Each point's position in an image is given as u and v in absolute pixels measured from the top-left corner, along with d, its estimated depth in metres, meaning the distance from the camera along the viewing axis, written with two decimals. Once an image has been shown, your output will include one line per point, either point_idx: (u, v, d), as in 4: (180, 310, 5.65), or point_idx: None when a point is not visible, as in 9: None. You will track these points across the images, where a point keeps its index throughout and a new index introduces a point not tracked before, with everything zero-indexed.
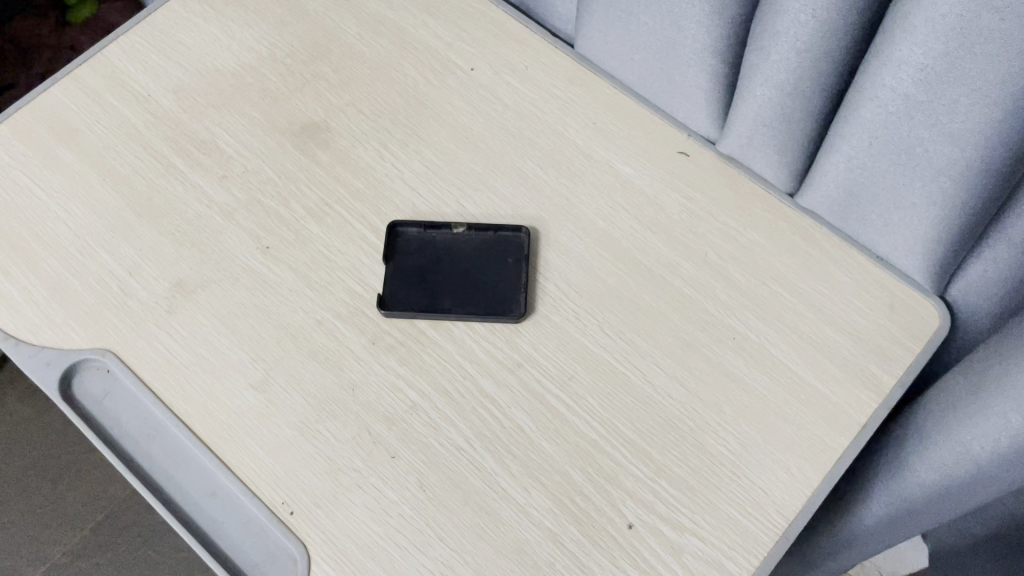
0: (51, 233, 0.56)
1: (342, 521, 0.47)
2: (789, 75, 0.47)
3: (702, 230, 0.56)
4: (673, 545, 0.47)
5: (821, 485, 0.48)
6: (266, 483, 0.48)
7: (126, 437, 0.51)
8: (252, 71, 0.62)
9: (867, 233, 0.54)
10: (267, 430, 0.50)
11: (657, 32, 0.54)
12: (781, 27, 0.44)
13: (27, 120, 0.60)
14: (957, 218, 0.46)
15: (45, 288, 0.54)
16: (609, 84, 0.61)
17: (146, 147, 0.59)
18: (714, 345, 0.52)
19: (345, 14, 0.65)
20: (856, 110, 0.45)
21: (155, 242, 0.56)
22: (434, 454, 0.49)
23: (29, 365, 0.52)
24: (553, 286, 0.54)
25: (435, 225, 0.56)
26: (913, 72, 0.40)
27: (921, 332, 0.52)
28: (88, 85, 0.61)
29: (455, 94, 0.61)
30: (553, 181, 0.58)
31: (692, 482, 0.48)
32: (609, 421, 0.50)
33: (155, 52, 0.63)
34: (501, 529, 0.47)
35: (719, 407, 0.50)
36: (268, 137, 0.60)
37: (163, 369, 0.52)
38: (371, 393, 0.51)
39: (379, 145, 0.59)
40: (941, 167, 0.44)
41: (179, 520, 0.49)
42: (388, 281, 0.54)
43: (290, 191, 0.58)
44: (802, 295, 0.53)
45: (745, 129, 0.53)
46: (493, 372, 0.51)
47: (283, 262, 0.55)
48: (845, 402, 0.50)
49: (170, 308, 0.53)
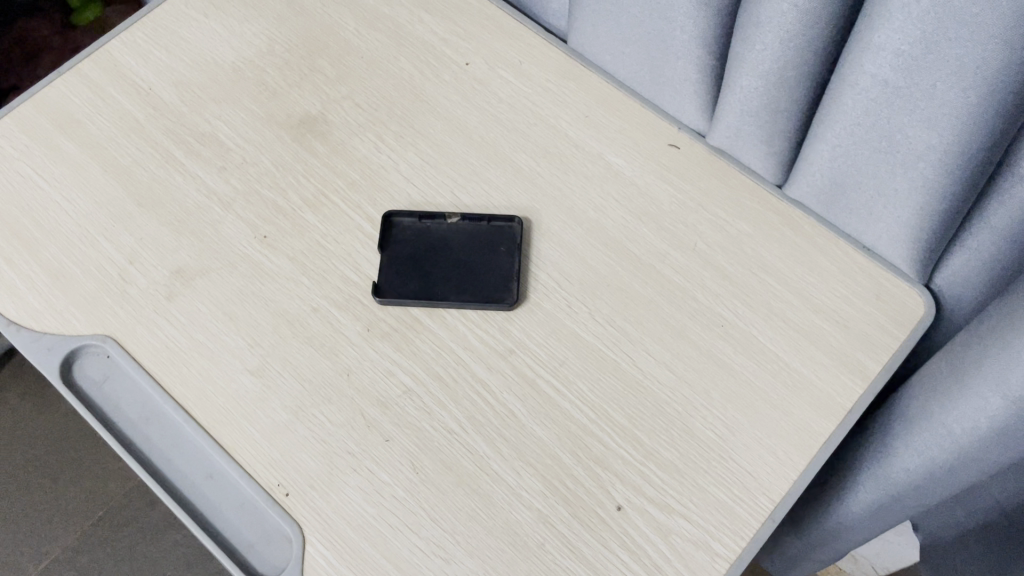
0: (52, 222, 0.57)
1: (337, 503, 0.48)
2: (773, 65, 0.48)
3: (691, 220, 0.57)
4: (662, 526, 0.47)
5: (807, 467, 0.49)
6: (262, 465, 0.49)
7: (124, 421, 0.52)
8: (251, 65, 0.63)
9: (853, 223, 0.55)
10: (263, 414, 0.51)
11: (647, 25, 0.55)
12: (764, 17, 0.45)
13: (30, 112, 0.61)
14: (937, 205, 0.47)
15: (46, 276, 0.55)
16: (601, 78, 0.62)
17: (147, 139, 0.60)
18: (703, 332, 0.53)
19: (343, 10, 0.66)
20: (837, 97, 0.46)
21: (155, 231, 0.57)
22: (427, 437, 0.50)
23: (30, 350, 0.53)
24: (545, 274, 0.55)
25: (430, 215, 0.57)
26: (891, 58, 0.41)
27: (906, 320, 0.53)
28: (91, 79, 0.63)
29: (450, 88, 0.62)
30: (545, 173, 0.59)
31: (680, 465, 0.49)
32: (599, 406, 0.51)
33: (156, 47, 0.64)
34: (492, 510, 0.48)
35: (708, 392, 0.51)
36: (266, 130, 0.61)
37: (161, 354, 0.53)
38: (366, 378, 0.52)
39: (375, 138, 0.60)
40: (921, 152, 0.45)
41: (176, 501, 0.49)
42: (383, 269, 0.55)
43: (287, 181, 0.59)
44: (789, 283, 0.54)
45: (733, 120, 0.54)
46: (485, 357, 0.52)
47: (280, 251, 0.56)
48: (832, 388, 0.51)
49: (170, 295, 0.54)
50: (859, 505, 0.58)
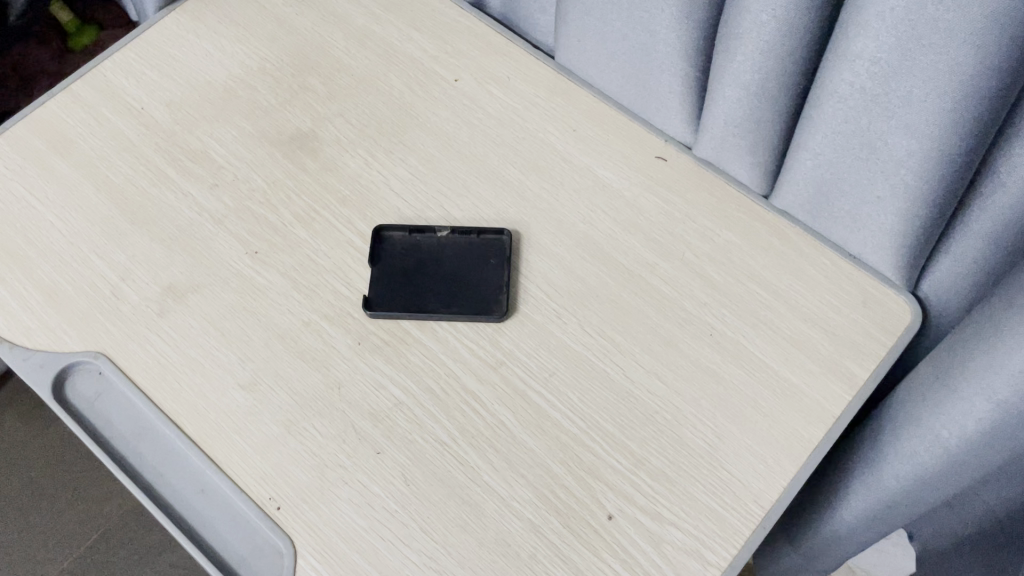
0: (45, 241, 0.58)
1: (328, 516, 0.48)
2: (755, 76, 0.49)
3: (679, 231, 0.57)
4: (653, 535, 0.48)
5: (797, 475, 0.49)
6: (254, 480, 0.49)
7: (116, 437, 0.52)
8: (242, 84, 0.64)
9: (838, 231, 0.55)
10: (254, 428, 0.51)
11: (632, 38, 0.56)
12: (744, 29, 0.46)
13: (23, 133, 0.62)
14: (920, 212, 0.48)
15: (39, 294, 0.56)
16: (588, 92, 0.63)
17: (139, 158, 0.61)
18: (692, 341, 0.53)
19: (333, 29, 0.67)
20: (818, 107, 0.47)
21: (147, 247, 0.57)
22: (419, 449, 0.50)
23: (23, 367, 0.53)
24: (535, 286, 0.55)
25: (420, 229, 0.57)
26: (868, 66, 0.42)
27: (894, 327, 0.53)
28: (84, 100, 0.63)
29: (439, 105, 0.63)
30: (535, 186, 0.59)
31: (671, 474, 0.49)
32: (589, 415, 0.51)
33: (149, 67, 0.65)
34: (484, 521, 0.48)
35: (698, 401, 0.51)
36: (257, 147, 0.61)
37: (154, 370, 0.53)
38: (357, 391, 0.52)
39: (365, 154, 0.61)
40: (902, 158, 0.46)
41: (169, 517, 0.50)
42: (374, 284, 0.55)
43: (278, 198, 0.59)
44: (777, 292, 0.55)
45: (717, 131, 0.55)
46: (476, 370, 0.53)
47: (272, 266, 0.56)
48: (821, 395, 0.51)
49: (162, 312, 0.55)
50: (853, 514, 0.58)
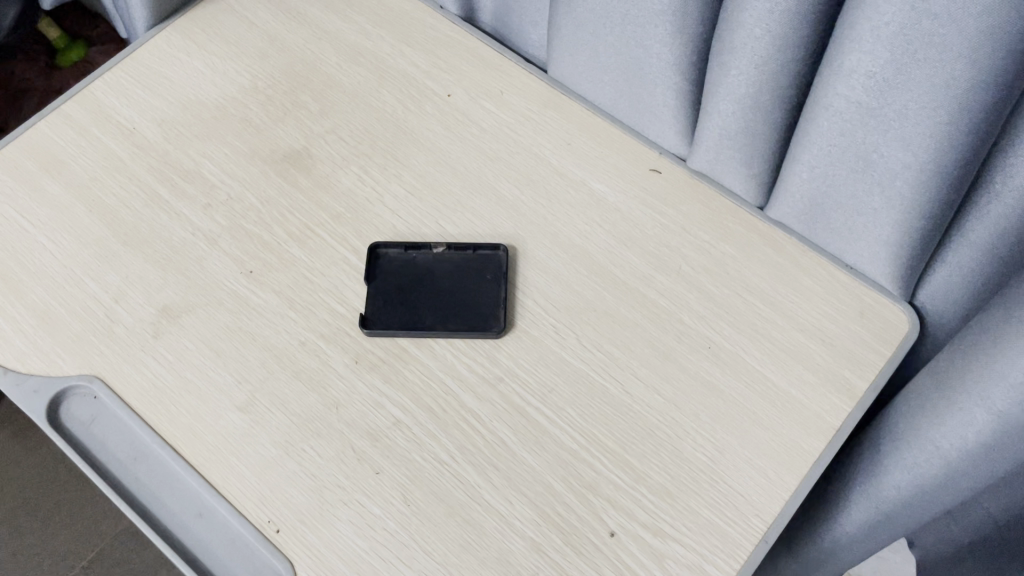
0: (38, 263, 0.57)
1: (328, 538, 0.48)
2: (749, 89, 0.49)
3: (675, 244, 0.57)
4: (656, 551, 0.47)
5: (799, 488, 0.49)
6: (252, 502, 0.49)
7: (113, 462, 0.52)
8: (235, 102, 0.64)
9: (833, 241, 0.55)
10: (251, 450, 0.50)
11: (624, 53, 0.57)
12: (739, 43, 0.46)
13: (14, 154, 0.61)
14: (916, 224, 0.48)
15: (32, 318, 0.55)
16: (581, 106, 0.63)
17: (132, 178, 0.60)
18: (691, 355, 0.53)
19: (325, 45, 0.67)
20: (813, 120, 0.47)
21: (142, 269, 0.57)
22: (418, 469, 0.50)
23: (18, 393, 0.53)
24: (531, 301, 0.55)
25: (416, 246, 0.57)
26: (863, 80, 0.42)
27: (891, 337, 0.53)
28: (74, 120, 0.63)
29: (432, 120, 0.63)
30: (530, 200, 0.59)
31: (671, 489, 0.49)
32: (589, 431, 0.51)
33: (140, 86, 0.65)
34: (485, 540, 0.48)
35: (697, 414, 0.51)
36: (250, 166, 0.61)
37: (149, 394, 0.53)
38: (355, 411, 0.51)
39: (359, 170, 0.61)
40: (897, 171, 0.46)
41: (168, 542, 0.49)
42: (370, 301, 0.55)
43: (272, 216, 0.59)
44: (775, 303, 0.55)
45: (712, 144, 0.55)
46: (474, 387, 0.52)
47: (267, 286, 0.56)
48: (821, 408, 0.51)
49: (156, 333, 0.54)
50: (853, 524, 0.58)
